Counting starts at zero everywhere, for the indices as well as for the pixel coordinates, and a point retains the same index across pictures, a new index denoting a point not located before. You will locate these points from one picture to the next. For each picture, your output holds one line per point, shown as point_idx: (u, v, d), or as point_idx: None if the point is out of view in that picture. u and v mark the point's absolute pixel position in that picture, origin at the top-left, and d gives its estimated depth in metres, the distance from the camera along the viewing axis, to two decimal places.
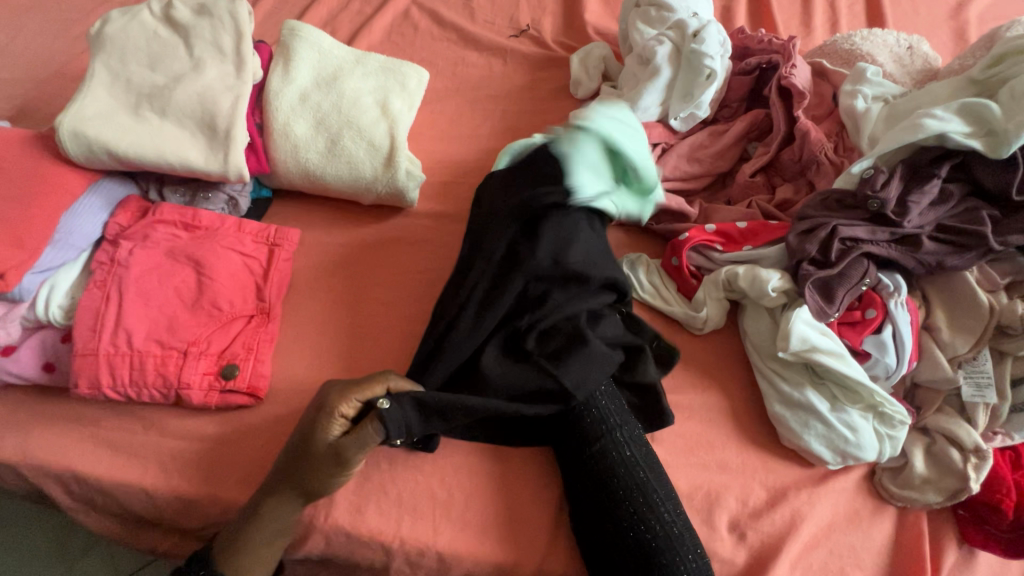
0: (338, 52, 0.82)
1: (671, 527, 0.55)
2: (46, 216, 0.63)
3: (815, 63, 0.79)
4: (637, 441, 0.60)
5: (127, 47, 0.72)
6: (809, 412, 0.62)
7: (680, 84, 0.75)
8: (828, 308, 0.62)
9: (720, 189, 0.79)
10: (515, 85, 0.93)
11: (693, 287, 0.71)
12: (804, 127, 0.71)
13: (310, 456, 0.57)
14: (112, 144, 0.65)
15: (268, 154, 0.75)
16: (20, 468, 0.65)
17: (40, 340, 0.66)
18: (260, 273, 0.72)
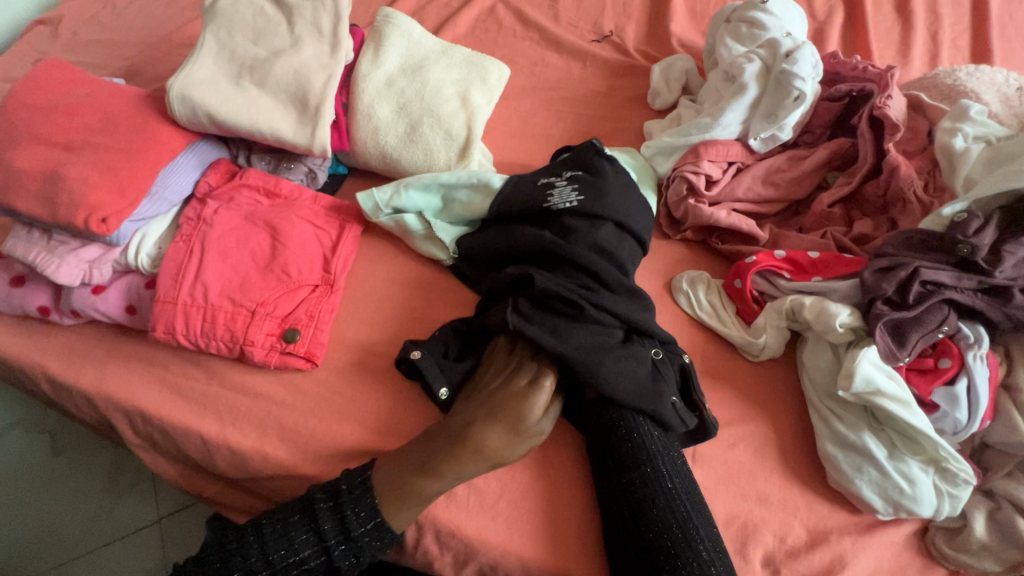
0: (426, 42, 0.84)
1: (710, 566, 0.54)
2: (147, 169, 0.68)
3: (912, 96, 0.76)
4: (681, 469, 0.60)
5: (235, 20, 0.76)
6: (863, 456, 0.60)
7: (765, 105, 0.74)
8: (899, 352, 0.59)
9: (793, 215, 0.77)
10: (592, 90, 0.93)
11: (754, 312, 0.70)
12: (894, 161, 0.68)
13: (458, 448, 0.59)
14: (213, 109, 0.69)
15: (349, 133, 0.78)
16: (96, 399, 0.71)
17: (127, 283, 0.71)
18: (329, 246, 0.76)
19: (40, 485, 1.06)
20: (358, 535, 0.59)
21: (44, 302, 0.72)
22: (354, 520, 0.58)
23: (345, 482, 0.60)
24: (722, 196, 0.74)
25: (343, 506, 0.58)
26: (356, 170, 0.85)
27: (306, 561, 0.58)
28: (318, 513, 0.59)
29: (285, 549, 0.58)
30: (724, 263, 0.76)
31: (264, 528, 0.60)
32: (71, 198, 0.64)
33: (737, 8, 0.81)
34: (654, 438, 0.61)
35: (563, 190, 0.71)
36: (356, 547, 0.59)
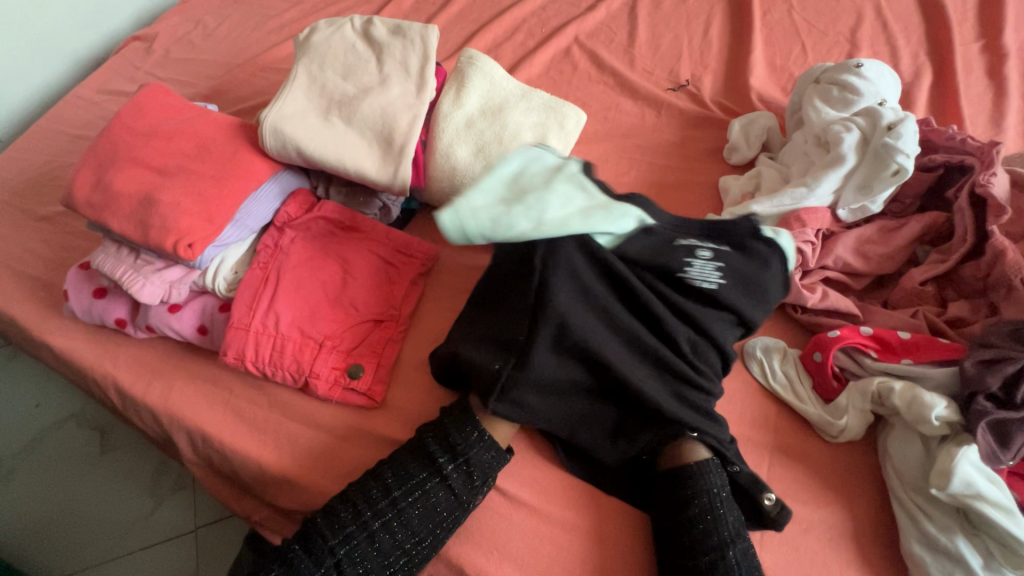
0: (507, 85, 0.84)
1: None
2: (233, 198, 0.70)
3: (1016, 172, 0.72)
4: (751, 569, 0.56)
5: (327, 56, 0.78)
6: (956, 563, 0.55)
7: (860, 175, 0.71)
8: (1002, 454, 0.55)
9: (878, 288, 0.74)
10: (666, 139, 0.92)
11: (834, 390, 0.66)
12: (1000, 245, 0.64)
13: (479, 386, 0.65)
14: (302, 143, 0.71)
15: (427, 171, 0.79)
16: (160, 415, 0.72)
17: (201, 303, 0.73)
18: (396, 282, 0.75)
19: (85, 481, 1.08)
20: (467, 449, 0.60)
21: (121, 314, 0.74)
22: (459, 436, 0.61)
23: (447, 415, 0.63)
24: (813, 267, 0.71)
25: (450, 436, 0.61)
26: (427, 206, 0.86)
27: (421, 488, 0.59)
28: (427, 441, 0.61)
29: (401, 486, 0.59)
30: (800, 331, 0.73)
31: (384, 475, 0.59)
32: (163, 222, 0.66)
33: (828, 70, 0.79)
34: (729, 523, 0.58)
35: (700, 263, 0.63)
36: (468, 464, 0.60)
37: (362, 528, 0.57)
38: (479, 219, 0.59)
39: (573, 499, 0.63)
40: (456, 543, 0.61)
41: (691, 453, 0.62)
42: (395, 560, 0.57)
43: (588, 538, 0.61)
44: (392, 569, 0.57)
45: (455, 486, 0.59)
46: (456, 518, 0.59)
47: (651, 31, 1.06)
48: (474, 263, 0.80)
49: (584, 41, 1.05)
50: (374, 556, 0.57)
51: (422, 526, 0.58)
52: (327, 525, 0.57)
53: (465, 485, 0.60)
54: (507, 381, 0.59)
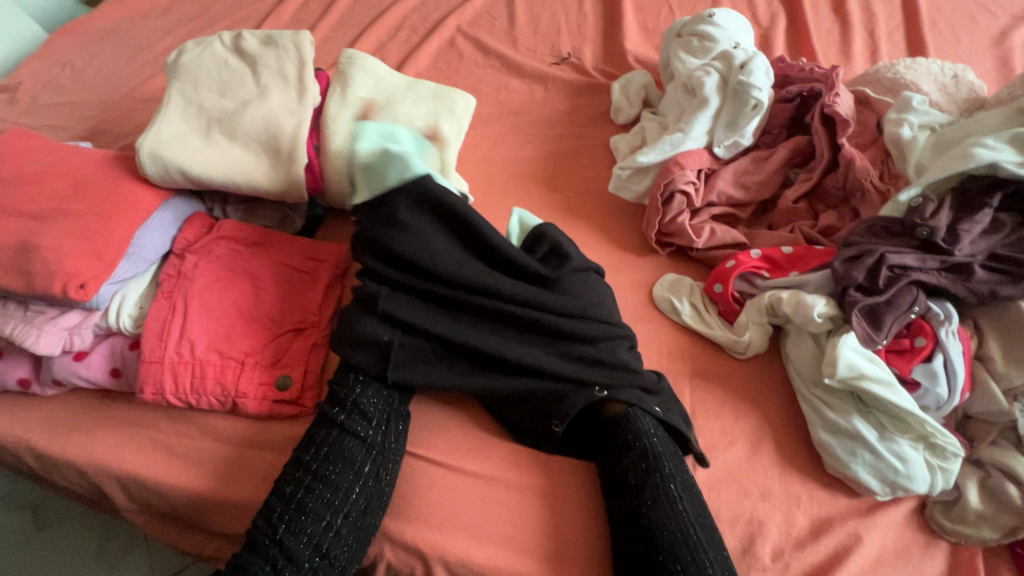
0: (391, 79, 0.86)
1: (702, 553, 0.56)
2: (121, 231, 0.68)
3: (858, 91, 0.80)
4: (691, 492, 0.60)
5: (200, 75, 0.77)
6: (856, 440, 0.61)
7: (726, 114, 0.78)
8: (876, 335, 0.62)
9: (762, 213, 0.81)
10: (557, 111, 0.96)
11: (736, 312, 0.72)
12: (849, 155, 0.72)
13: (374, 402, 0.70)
14: (185, 165, 0.70)
15: (324, 175, 0.79)
16: (84, 468, 0.69)
17: (109, 346, 0.70)
18: (313, 287, 0.75)
19: (21, 566, 1.00)
20: (352, 395, 0.64)
21: (24, 374, 0.71)
22: (345, 393, 0.64)
23: (334, 383, 0.66)
24: (700, 205, 0.77)
25: (335, 392, 0.65)
26: (334, 211, 0.86)
27: (347, 459, 0.61)
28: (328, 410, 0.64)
29: (309, 452, 0.61)
30: (700, 266, 0.78)
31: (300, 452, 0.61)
32: (47, 267, 0.63)
33: (686, 23, 0.85)
34: (654, 437, 0.62)
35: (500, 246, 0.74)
36: (359, 407, 0.63)
37: (289, 503, 0.58)
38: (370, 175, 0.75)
39: (516, 460, 0.65)
40: (408, 525, 0.62)
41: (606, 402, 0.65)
42: (334, 517, 0.58)
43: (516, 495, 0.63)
44: (334, 526, 0.58)
45: (358, 429, 0.62)
46: (370, 459, 0.62)
47: (529, 11, 1.10)
48: None
49: (466, 30, 1.08)
50: (310, 523, 0.57)
51: (341, 476, 0.60)
52: (264, 517, 0.58)
53: (366, 425, 0.63)
54: (398, 355, 0.66)
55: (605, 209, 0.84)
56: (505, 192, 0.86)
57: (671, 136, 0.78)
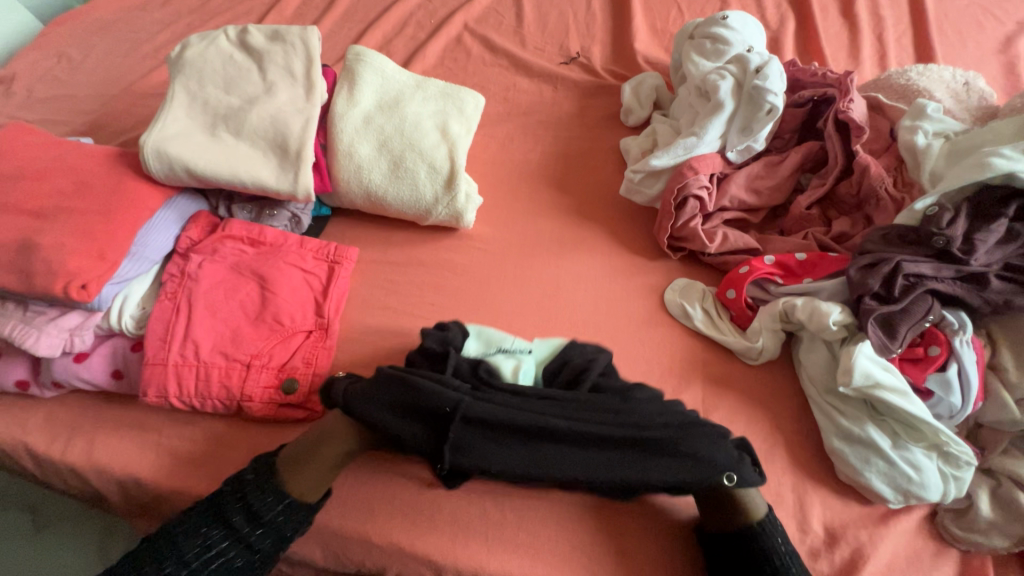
0: (399, 77, 0.85)
1: None
2: (124, 230, 0.66)
3: (870, 97, 0.80)
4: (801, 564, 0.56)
5: (205, 70, 0.75)
6: (869, 448, 0.61)
7: (740, 118, 0.77)
8: (891, 344, 0.61)
9: (774, 219, 0.81)
10: (566, 112, 0.95)
11: (749, 318, 0.71)
12: (864, 162, 0.72)
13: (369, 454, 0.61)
14: (190, 163, 0.68)
15: (332, 175, 0.77)
16: (86, 472, 0.67)
17: (112, 347, 0.69)
18: (320, 289, 0.74)
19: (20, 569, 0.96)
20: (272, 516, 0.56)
21: (23, 375, 0.69)
22: (261, 505, 0.56)
23: (250, 471, 0.59)
24: (712, 210, 0.77)
25: (252, 506, 0.56)
26: (340, 210, 0.85)
27: (221, 555, 0.55)
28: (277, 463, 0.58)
29: (197, 559, 0.54)
30: (711, 271, 0.78)
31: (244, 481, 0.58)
32: (48, 267, 0.61)
33: (699, 25, 0.85)
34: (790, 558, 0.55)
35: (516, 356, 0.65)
36: (270, 526, 0.56)
37: None
38: (377, 171, 0.77)
39: None
40: (418, 535, 0.60)
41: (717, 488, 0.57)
42: None
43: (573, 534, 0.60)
44: None
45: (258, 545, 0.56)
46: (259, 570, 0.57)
47: (537, 9, 1.08)
48: (396, 260, 0.79)
49: (473, 28, 1.06)
50: None
51: None
52: (184, 537, 0.55)
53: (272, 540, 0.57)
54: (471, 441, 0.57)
55: (616, 212, 0.83)
56: (515, 194, 0.85)
57: (684, 140, 0.77)
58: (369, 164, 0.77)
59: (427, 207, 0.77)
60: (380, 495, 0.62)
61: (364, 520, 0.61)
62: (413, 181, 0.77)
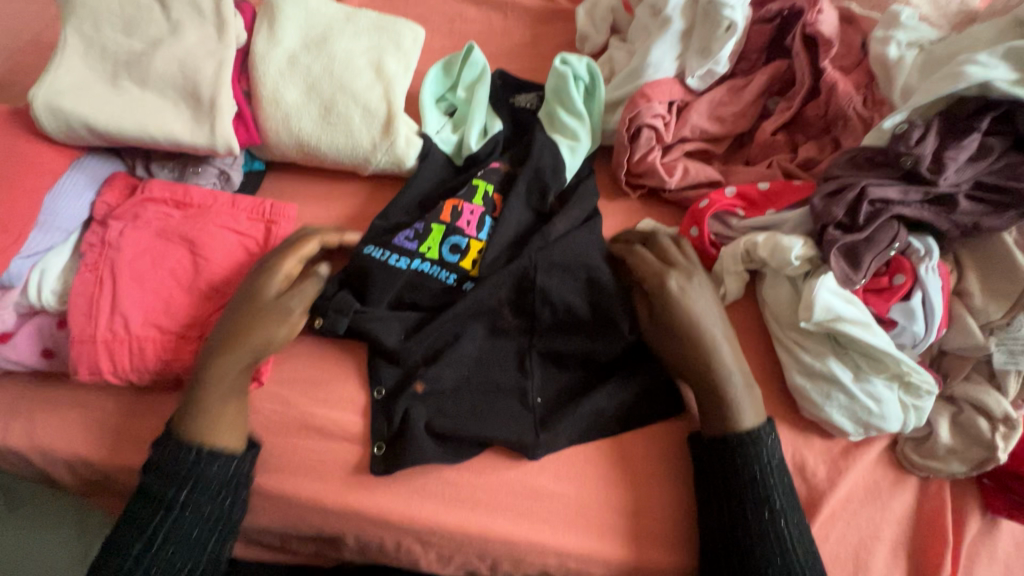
0: (326, 11, 0.76)
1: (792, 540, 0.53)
2: (27, 198, 0.61)
3: (842, 7, 0.73)
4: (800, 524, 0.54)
5: (99, 10, 0.67)
6: (831, 383, 0.60)
7: (696, 40, 0.71)
8: (855, 275, 0.59)
9: (739, 148, 0.76)
10: (517, 43, 0.87)
11: (712, 258, 0.68)
12: (832, 80, 0.67)
13: (253, 305, 0.60)
14: (89, 119, 0.62)
15: (257, 124, 0.71)
16: (26, 454, 0.64)
17: (36, 325, 0.64)
18: (258, 251, 0.69)
19: None
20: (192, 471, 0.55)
21: None
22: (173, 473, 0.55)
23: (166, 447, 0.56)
24: (671, 141, 0.71)
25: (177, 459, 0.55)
26: (276, 164, 0.78)
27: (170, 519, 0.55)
28: (167, 464, 0.55)
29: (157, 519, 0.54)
30: (673, 209, 0.74)
31: (155, 461, 0.56)
32: None
33: None
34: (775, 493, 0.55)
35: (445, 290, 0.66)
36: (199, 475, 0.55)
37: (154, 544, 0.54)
38: (307, 117, 0.70)
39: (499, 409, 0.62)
40: (373, 497, 0.59)
41: (736, 403, 0.57)
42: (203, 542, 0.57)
43: (609, 479, 0.59)
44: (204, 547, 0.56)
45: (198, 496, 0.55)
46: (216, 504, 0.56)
47: None
48: (338, 216, 0.74)
49: None
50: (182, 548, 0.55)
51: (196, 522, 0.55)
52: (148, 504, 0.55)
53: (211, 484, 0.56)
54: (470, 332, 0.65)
55: None
56: None
57: (632, 68, 0.72)
58: (297, 110, 0.70)
59: (365, 155, 0.71)
60: (334, 458, 0.60)
61: (319, 487, 0.59)
62: (348, 126, 0.70)
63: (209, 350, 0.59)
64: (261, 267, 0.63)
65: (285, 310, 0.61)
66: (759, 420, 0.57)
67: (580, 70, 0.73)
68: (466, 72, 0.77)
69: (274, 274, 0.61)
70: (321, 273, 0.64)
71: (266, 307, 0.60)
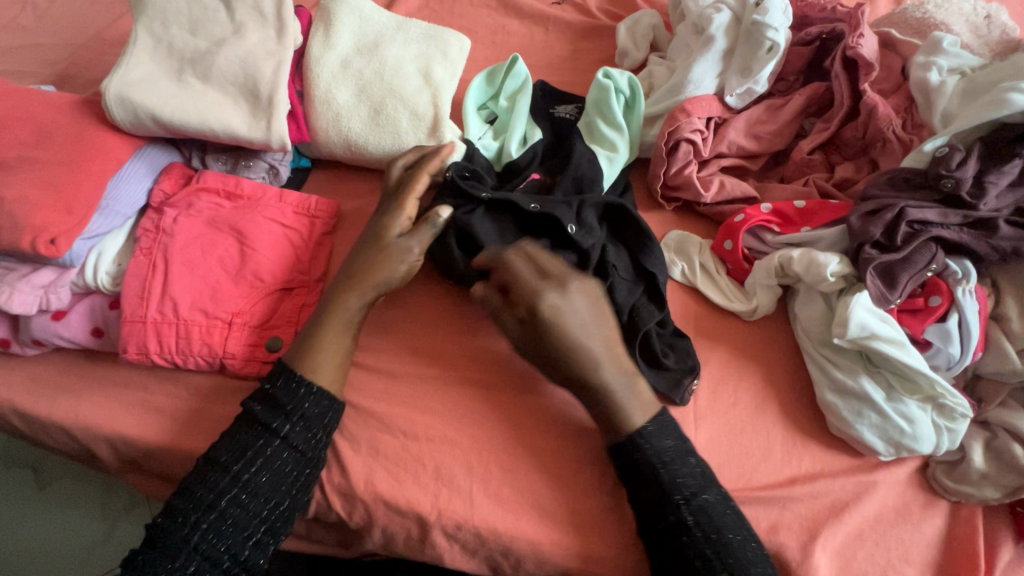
0: (378, 18, 0.80)
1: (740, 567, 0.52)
2: (91, 182, 0.64)
3: (882, 33, 0.75)
4: (720, 499, 0.55)
5: (168, 10, 0.70)
6: (863, 401, 0.60)
7: (738, 60, 0.73)
8: (890, 295, 0.59)
9: (774, 165, 0.77)
10: (558, 56, 0.90)
11: (746, 272, 0.68)
12: (871, 102, 0.68)
13: (380, 238, 0.65)
14: (155, 111, 0.65)
15: (308, 123, 0.74)
16: (69, 429, 0.66)
17: (89, 304, 0.67)
18: (301, 244, 0.71)
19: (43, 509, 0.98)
20: (298, 406, 0.58)
21: (2, 333, 0.67)
22: (287, 395, 0.58)
23: (270, 380, 0.60)
24: (708, 156, 0.73)
25: (279, 399, 0.58)
26: (321, 162, 0.81)
27: (261, 455, 0.56)
28: (273, 393, 0.58)
29: (238, 460, 0.56)
30: (706, 222, 0.75)
31: (266, 389, 0.59)
32: (13, 221, 0.60)
33: None
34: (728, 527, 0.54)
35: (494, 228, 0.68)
36: (305, 419, 0.58)
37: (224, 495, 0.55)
38: (357, 118, 0.73)
39: (526, 410, 0.63)
40: (402, 489, 0.60)
41: (621, 403, 0.57)
42: (259, 526, 0.55)
43: (535, 442, 0.62)
44: (265, 515, 0.56)
45: (298, 442, 0.57)
46: (309, 474, 0.58)
47: None
48: None
49: None
50: (248, 512, 0.55)
51: (277, 484, 0.56)
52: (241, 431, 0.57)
53: (306, 438, 0.58)
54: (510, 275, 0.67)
55: None
56: None
57: (672, 85, 0.74)
58: (347, 111, 0.73)
59: None
60: (365, 448, 0.62)
61: (351, 475, 0.61)
62: (395, 129, 0.73)
63: (337, 285, 0.64)
64: (387, 209, 0.67)
65: (402, 242, 0.65)
66: (647, 417, 0.58)
67: (622, 84, 0.75)
68: (510, 82, 0.79)
69: (399, 215, 0.66)
70: (439, 219, 0.65)
71: (391, 243, 0.65)
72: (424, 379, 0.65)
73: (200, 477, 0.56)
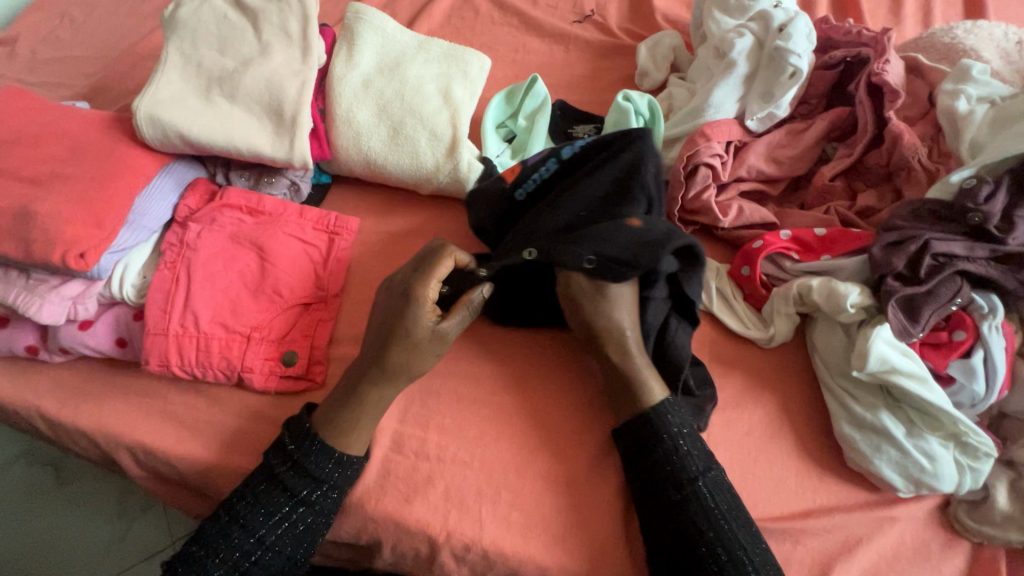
0: (401, 37, 0.81)
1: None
2: (120, 198, 0.66)
3: (909, 58, 0.74)
4: (722, 487, 0.56)
5: (199, 30, 0.72)
6: (881, 435, 0.58)
7: (759, 84, 0.73)
8: (912, 328, 0.58)
9: (795, 190, 0.76)
10: (577, 75, 0.90)
11: (763, 298, 0.67)
12: (897, 130, 0.67)
13: (411, 337, 0.60)
14: (183, 129, 0.67)
15: (330, 141, 0.75)
16: (91, 436, 0.68)
17: (115, 315, 0.69)
18: (320, 260, 0.73)
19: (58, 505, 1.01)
20: (326, 472, 0.58)
21: (31, 341, 0.69)
22: (314, 465, 0.57)
23: (291, 438, 0.59)
24: (727, 180, 0.72)
25: (305, 465, 0.57)
26: (341, 178, 0.83)
27: (284, 518, 0.57)
28: (300, 461, 0.57)
29: (263, 523, 0.56)
30: (724, 247, 0.74)
31: (288, 447, 0.58)
32: (44, 235, 0.62)
33: None
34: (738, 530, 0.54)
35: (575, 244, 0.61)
36: (331, 486, 0.58)
37: (243, 555, 0.56)
38: (376, 136, 0.74)
39: (536, 432, 0.64)
40: (412, 508, 0.60)
41: (643, 380, 0.61)
42: None
43: (549, 454, 0.62)
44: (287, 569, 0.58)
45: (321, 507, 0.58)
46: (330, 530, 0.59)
47: None
48: (395, 230, 0.77)
49: None
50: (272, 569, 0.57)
51: (297, 544, 0.58)
52: (264, 491, 0.57)
53: (330, 502, 0.58)
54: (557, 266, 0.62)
55: None
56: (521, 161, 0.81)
57: (692, 108, 0.74)
58: (368, 129, 0.74)
59: (428, 175, 0.74)
60: (377, 466, 0.62)
61: (362, 492, 0.61)
62: (414, 147, 0.74)
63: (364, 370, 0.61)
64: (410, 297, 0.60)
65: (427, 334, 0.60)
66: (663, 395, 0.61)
67: (641, 106, 0.75)
68: (529, 102, 0.79)
69: (425, 303, 0.60)
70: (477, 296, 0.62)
71: (422, 339, 0.60)
72: (437, 393, 0.66)
73: (224, 532, 0.56)
